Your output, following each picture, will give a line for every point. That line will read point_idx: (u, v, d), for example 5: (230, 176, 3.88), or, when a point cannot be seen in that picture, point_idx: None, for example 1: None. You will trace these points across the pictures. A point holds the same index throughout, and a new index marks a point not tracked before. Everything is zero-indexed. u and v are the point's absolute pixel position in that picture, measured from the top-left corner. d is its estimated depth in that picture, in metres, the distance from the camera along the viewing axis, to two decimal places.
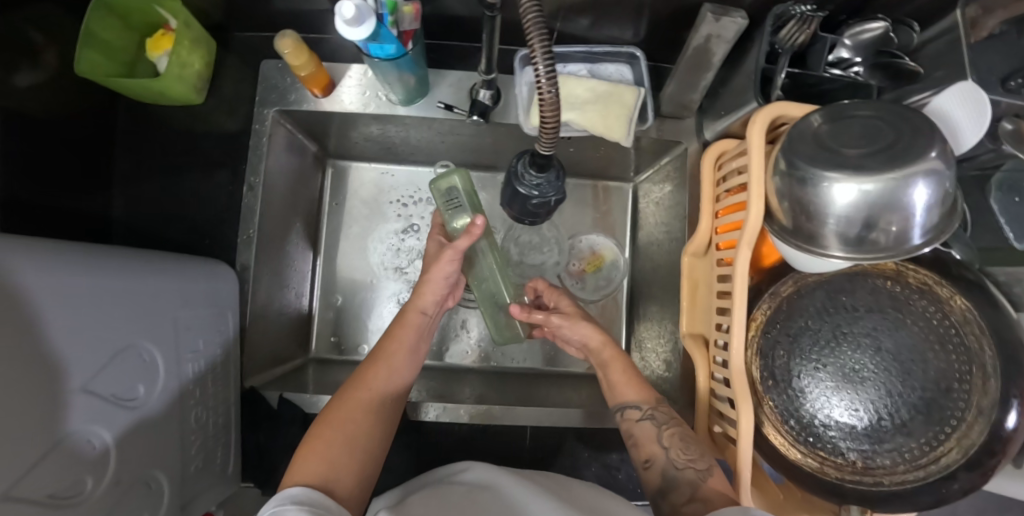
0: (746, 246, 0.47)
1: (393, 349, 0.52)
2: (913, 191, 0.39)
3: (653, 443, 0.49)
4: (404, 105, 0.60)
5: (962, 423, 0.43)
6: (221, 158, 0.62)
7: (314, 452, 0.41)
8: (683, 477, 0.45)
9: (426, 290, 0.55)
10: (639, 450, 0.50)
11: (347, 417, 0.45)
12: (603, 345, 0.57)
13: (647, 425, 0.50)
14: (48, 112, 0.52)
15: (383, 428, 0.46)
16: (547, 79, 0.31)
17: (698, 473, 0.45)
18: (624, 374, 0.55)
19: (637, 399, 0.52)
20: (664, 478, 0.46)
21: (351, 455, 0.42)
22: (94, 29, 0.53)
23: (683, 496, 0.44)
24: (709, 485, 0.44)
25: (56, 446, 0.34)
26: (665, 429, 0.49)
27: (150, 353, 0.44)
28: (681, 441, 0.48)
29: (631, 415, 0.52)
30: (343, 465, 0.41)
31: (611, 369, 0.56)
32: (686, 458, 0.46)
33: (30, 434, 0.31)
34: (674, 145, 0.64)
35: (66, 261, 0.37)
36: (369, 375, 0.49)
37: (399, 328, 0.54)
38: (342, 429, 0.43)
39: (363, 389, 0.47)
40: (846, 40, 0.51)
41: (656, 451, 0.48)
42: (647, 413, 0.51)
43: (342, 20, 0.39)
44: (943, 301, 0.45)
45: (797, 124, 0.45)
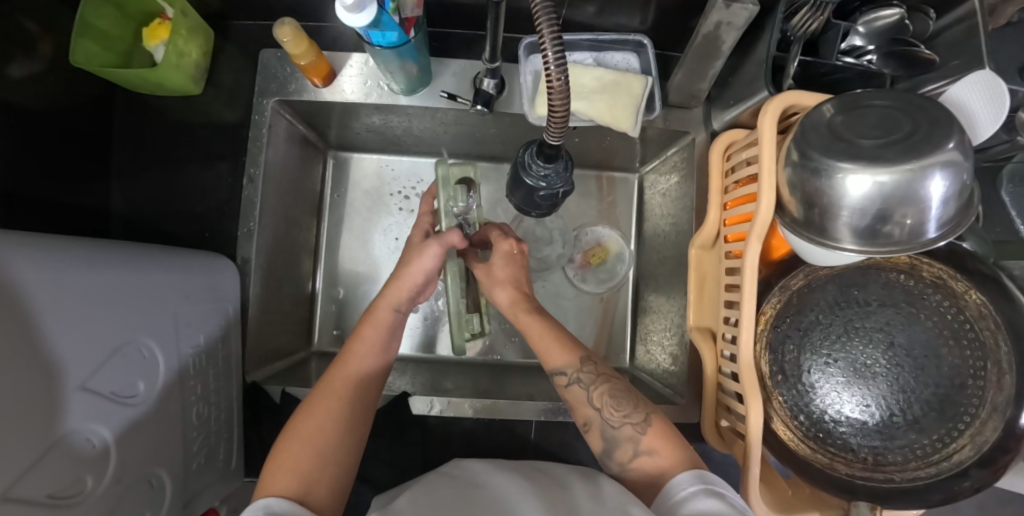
0: (756, 237, 0.46)
1: (358, 347, 0.50)
2: (929, 183, 0.37)
3: (586, 405, 0.50)
4: (406, 94, 0.58)
5: (976, 420, 0.42)
6: (220, 150, 0.61)
7: (288, 465, 0.40)
8: (621, 435, 0.46)
9: (397, 286, 0.55)
10: (577, 413, 0.50)
11: (314, 432, 0.43)
12: (518, 310, 0.56)
13: (576, 389, 0.50)
14: (44, 104, 0.51)
15: (355, 433, 0.45)
16: (556, 65, 0.30)
17: (635, 428, 0.46)
18: (543, 337, 0.53)
19: (563, 365, 0.51)
20: (604, 438, 0.48)
21: (325, 469, 0.41)
22: (89, 18, 0.51)
23: (625, 452, 0.46)
24: (648, 436, 0.45)
25: (53, 447, 0.33)
26: (594, 389, 0.49)
27: (151, 348, 0.43)
28: (612, 399, 0.48)
29: (560, 381, 0.51)
30: (317, 482, 0.40)
31: (530, 335, 0.54)
32: (621, 415, 0.47)
33: (29, 435, 0.31)
34: (681, 136, 0.63)
35: (61, 257, 0.36)
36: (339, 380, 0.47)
37: (365, 330, 0.52)
38: (314, 441, 0.42)
39: (331, 394, 0.46)
40: (861, 27, 0.50)
41: (590, 413, 0.49)
42: (574, 376, 0.50)
43: (341, 6, 0.38)
44: (958, 295, 0.44)
45: (809, 114, 0.43)
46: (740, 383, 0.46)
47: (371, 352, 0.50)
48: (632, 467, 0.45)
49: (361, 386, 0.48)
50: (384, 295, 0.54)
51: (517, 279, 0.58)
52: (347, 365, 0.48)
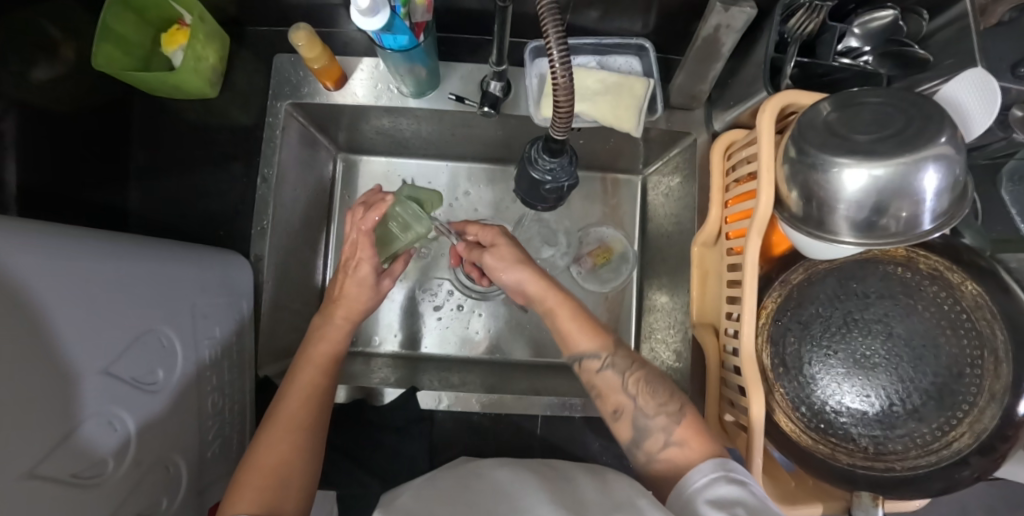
0: (757, 231, 0.47)
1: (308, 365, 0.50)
2: (922, 176, 0.39)
3: (618, 393, 0.49)
4: (415, 97, 0.60)
5: (974, 408, 0.43)
6: (235, 151, 0.63)
7: (249, 490, 0.40)
8: (655, 425, 0.46)
9: (342, 302, 0.54)
10: (607, 402, 0.49)
11: (278, 453, 0.43)
12: (546, 291, 0.52)
13: (609, 374, 0.49)
14: (67, 106, 0.54)
15: (313, 453, 0.45)
16: (561, 63, 0.32)
17: (671, 418, 0.45)
18: (575, 318, 0.51)
19: (593, 349, 0.50)
20: (635, 428, 0.47)
21: (288, 493, 0.41)
22: (110, 23, 0.54)
23: (655, 443, 0.45)
24: (681, 427, 0.45)
25: (78, 429, 0.34)
26: (628, 376, 0.49)
27: (169, 338, 0.45)
28: (648, 387, 0.48)
29: (590, 365, 0.50)
30: (282, 505, 0.40)
31: (558, 316, 0.52)
32: (657, 405, 0.46)
33: (56, 413, 0.32)
34: (683, 137, 0.65)
35: (88, 248, 0.38)
36: (294, 402, 0.46)
37: (315, 354, 0.51)
38: (276, 466, 0.42)
39: (293, 417, 0.45)
40: (857, 28, 0.51)
41: (623, 400, 0.48)
42: (607, 361, 0.50)
43: (356, 10, 0.40)
44: (955, 286, 0.45)
45: (806, 112, 0.45)
46: (743, 375, 0.47)
47: (323, 376, 0.50)
48: (660, 457, 0.45)
49: (318, 406, 0.47)
50: (330, 322, 0.53)
51: (522, 257, 0.55)
52: (300, 387, 0.48)
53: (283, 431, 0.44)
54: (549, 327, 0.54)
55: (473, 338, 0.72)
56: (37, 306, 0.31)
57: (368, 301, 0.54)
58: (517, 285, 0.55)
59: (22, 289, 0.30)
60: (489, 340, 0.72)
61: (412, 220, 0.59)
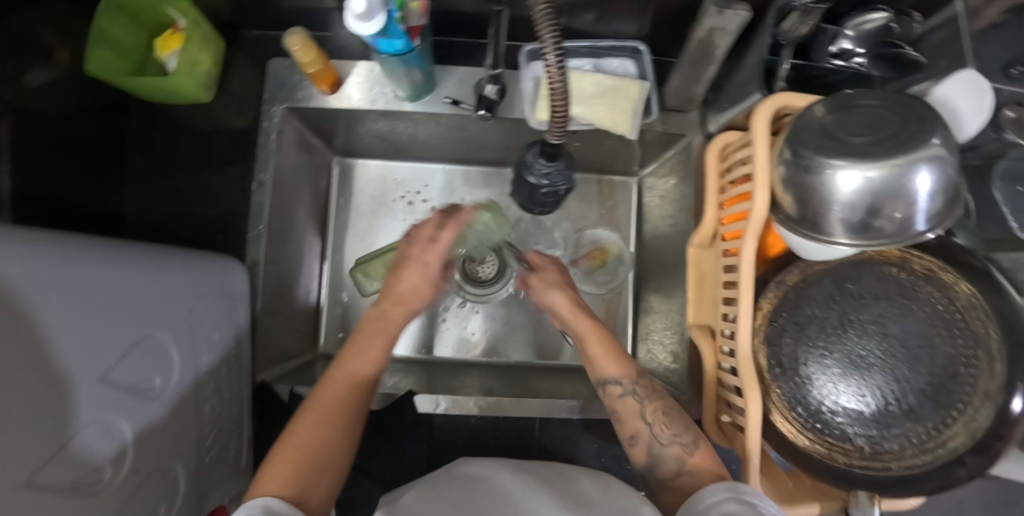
0: (752, 234, 0.48)
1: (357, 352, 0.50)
2: (916, 177, 0.39)
3: (636, 419, 0.49)
4: (410, 101, 0.60)
5: (969, 407, 0.43)
6: (231, 155, 0.63)
7: (279, 472, 0.39)
8: (670, 453, 0.46)
9: (402, 293, 0.55)
10: (624, 426, 0.50)
11: (315, 438, 0.42)
12: (577, 317, 0.56)
13: (630, 401, 0.49)
14: (62, 111, 0.53)
15: (348, 443, 0.44)
16: (557, 69, 0.32)
17: (683, 448, 0.46)
18: (603, 345, 0.53)
19: (616, 374, 0.50)
20: (650, 455, 0.47)
21: (319, 480, 0.40)
22: (104, 28, 0.54)
23: (670, 470, 0.46)
24: (697, 459, 0.46)
25: (76, 436, 0.34)
26: (647, 405, 0.49)
27: (166, 344, 0.45)
28: (665, 416, 0.48)
29: (612, 391, 0.50)
30: (310, 492, 0.39)
31: (587, 341, 0.54)
32: (672, 433, 0.47)
33: (55, 422, 0.32)
34: (677, 138, 0.65)
35: (85, 255, 0.38)
36: (337, 388, 0.46)
37: (364, 342, 0.51)
38: (311, 452, 0.41)
39: (335, 402, 0.45)
40: (850, 30, 0.52)
41: (640, 427, 0.48)
42: (628, 388, 0.50)
43: (353, 15, 0.40)
44: (948, 286, 0.46)
45: (801, 115, 0.45)
46: (739, 376, 0.48)
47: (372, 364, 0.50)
48: (675, 486, 0.45)
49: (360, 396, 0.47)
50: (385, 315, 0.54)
51: (563, 284, 0.60)
52: (345, 373, 0.48)
53: (323, 415, 0.43)
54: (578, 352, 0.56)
55: (470, 341, 0.73)
56: (33, 315, 0.31)
57: (423, 297, 0.57)
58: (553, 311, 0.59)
59: (18, 298, 0.30)
60: (488, 343, 0.73)
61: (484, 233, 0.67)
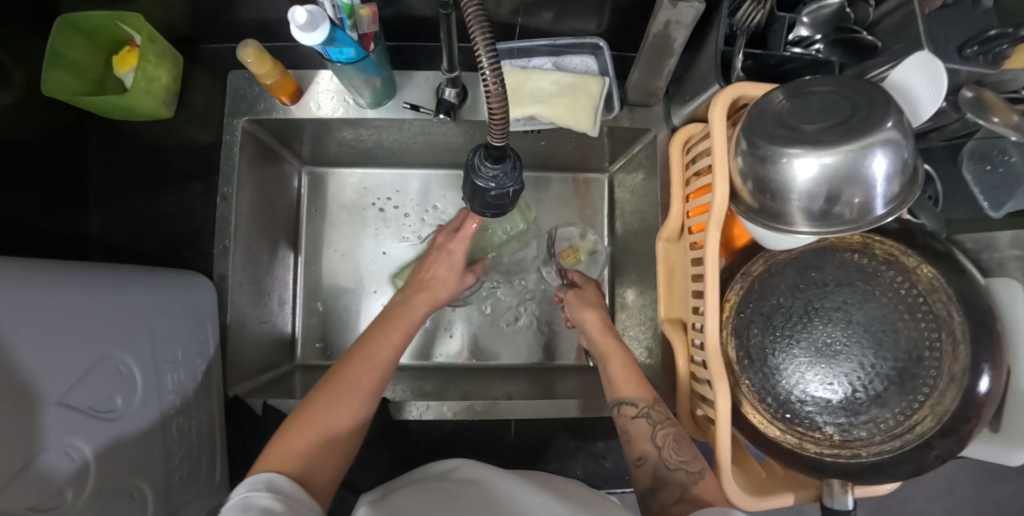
0: (715, 226, 0.47)
1: (385, 335, 0.51)
2: (871, 161, 0.39)
3: (646, 441, 0.48)
4: (372, 108, 0.60)
5: (935, 390, 0.43)
6: (195, 170, 0.62)
7: (289, 446, 0.40)
8: (676, 479, 0.45)
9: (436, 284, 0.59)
10: (632, 447, 0.49)
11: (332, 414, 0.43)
12: (603, 338, 0.58)
13: (643, 423, 0.49)
14: (21, 133, 0.53)
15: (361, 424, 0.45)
16: (491, 70, 0.31)
17: (689, 476, 0.45)
18: (624, 368, 0.54)
19: (635, 396, 0.51)
20: (655, 477, 0.46)
21: (327, 458, 0.41)
22: (58, 49, 0.54)
23: (671, 496, 0.44)
24: (699, 487, 0.44)
25: (35, 459, 0.34)
26: (659, 429, 0.49)
27: (128, 364, 0.44)
28: (676, 442, 0.48)
29: (626, 411, 0.50)
30: (315, 469, 0.40)
31: (611, 364, 0.55)
32: (680, 460, 0.46)
33: (11, 447, 0.32)
34: (643, 133, 0.65)
35: (38, 278, 0.38)
36: (358, 365, 0.47)
37: (393, 327, 0.53)
38: (327, 426, 0.42)
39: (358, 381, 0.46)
40: (805, 17, 0.51)
41: (649, 449, 0.48)
42: (643, 411, 0.50)
43: (295, 26, 0.40)
44: (910, 270, 0.45)
45: (759, 102, 0.45)
46: (708, 369, 0.47)
47: (397, 348, 0.51)
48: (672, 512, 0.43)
49: (381, 377, 0.48)
50: (411, 302, 0.57)
51: (596, 305, 0.62)
52: (372, 353, 0.49)
53: (339, 393, 0.44)
54: (602, 375, 0.57)
55: (448, 344, 0.72)
56: None
57: (450, 288, 0.60)
58: (583, 328, 0.61)
59: None
60: (467, 346, 0.73)
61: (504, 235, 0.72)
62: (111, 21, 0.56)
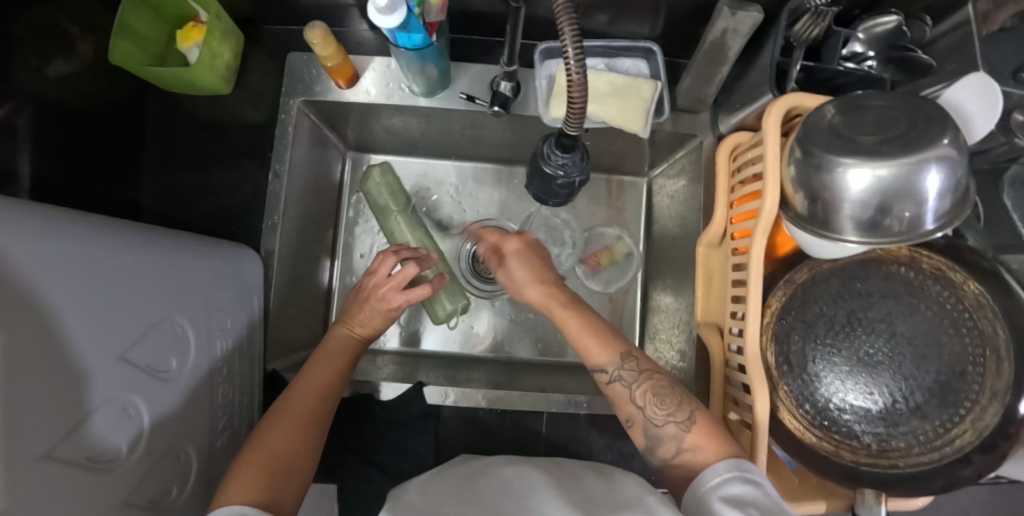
0: (762, 232, 0.48)
1: (323, 365, 0.52)
2: (926, 177, 0.40)
3: (628, 404, 0.49)
4: (425, 96, 0.61)
5: (976, 405, 0.44)
6: (246, 147, 0.64)
7: (243, 482, 0.40)
8: (666, 433, 0.45)
9: (364, 318, 0.57)
10: (620, 410, 0.50)
11: (282, 446, 0.44)
12: (546, 301, 0.55)
13: (619, 386, 0.49)
14: (83, 98, 0.54)
15: (315, 447, 0.46)
16: (576, 61, 0.33)
17: (680, 427, 0.45)
18: (582, 331, 0.52)
19: (604, 362, 0.50)
20: (648, 436, 0.47)
21: (288, 482, 0.42)
22: (128, 20, 0.55)
23: (669, 449, 0.45)
24: (693, 433, 0.44)
25: (85, 421, 0.34)
26: (637, 387, 0.48)
27: (182, 327, 0.45)
28: (656, 398, 0.47)
29: (601, 378, 0.50)
30: (278, 495, 0.41)
31: (571, 333, 0.53)
32: (665, 414, 0.46)
33: (70, 401, 0.32)
34: (689, 139, 0.66)
35: (108, 236, 0.39)
36: (305, 391, 0.49)
37: (328, 355, 0.54)
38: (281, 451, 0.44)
39: (299, 413, 0.47)
40: (861, 34, 0.52)
41: (633, 411, 0.48)
42: (615, 374, 0.49)
43: (375, 8, 0.41)
44: (957, 286, 0.46)
45: (811, 116, 0.46)
46: (747, 374, 0.48)
47: (334, 373, 0.52)
48: (676, 464, 0.45)
49: (323, 404, 0.49)
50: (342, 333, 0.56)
51: (536, 268, 0.57)
52: (314, 384, 0.50)
53: (289, 423, 0.46)
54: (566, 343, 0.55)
55: (476, 336, 0.73)
56: (38, 296, 0.30)
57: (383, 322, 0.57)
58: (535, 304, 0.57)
59: (17, 277, 0.28)
60: (490, 339, 0.72)
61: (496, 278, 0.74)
62: None
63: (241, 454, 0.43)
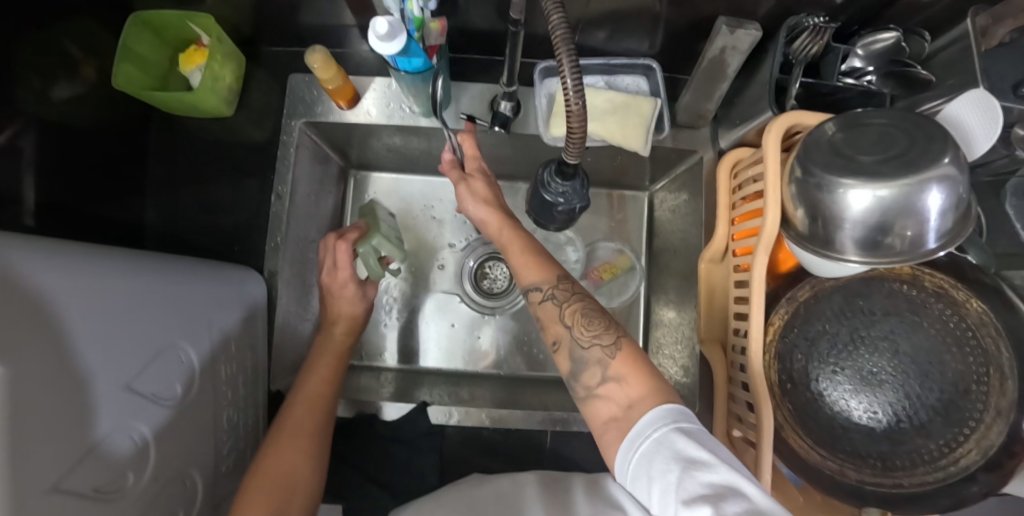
0: (764, 251, 0.48)
1: (314, 377, 0.54)
2: (927, 196, 0.40)
3: (556, 324, 0.46)
4: (426, 116, 0.62)
5: (981, 424, 0.44)
6: (249, 168, 0.64)
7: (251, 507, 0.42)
8: (590, 357, 0.43)
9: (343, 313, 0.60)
10: (547, 332, 0.47)
11: (287, 472, 0.45)
12: (500, 229, 0.54)
13: (550, 305, 0.47)
14: (86, 123, 0.55)
15: (317, 461, 0.48)
16: (574, 90, 0.33)
17: (604, 351, 0.43)
18: (523, 255, 0.51)
19: (538, 281, 0.48)
20: (573, 359, 0.44)
21: (294, 500, 0.44)
22: (130, 43, 0.56)
23: (593, 377, 0.42)
24: (618, 362, 0.42)
25: (92, 454, 0.34)
26: (566, 308, 0.46)
27: (187, 353, 0.45)
28: (584, 318, 0.45)
29: (534, 297, 0.48)
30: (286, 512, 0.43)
31: (510, 253, 0.52)
32: (592, 336, 0.44)
33: (77, 434, 0.32)
34: (689, 154, 0.66)
35: (107, 266, 0.39)
36: (302, 408, 0.51)
37: (318, 365, 0.55)
38: (285, 474, 0.45)
39: (298, 431, 0.49)
40: (859, 50, 0.53)
41: (560, 331, 0.46)
42: (548, 293, 0.47)
43: (376, 35, 0.42)
44: (959, 304, 0.46)
45: (812, 132, 0.46)
46: (752, 392, 0.48)
47: (325, 385, 0.54)
48: (599, 393, 0.42)
49: (320, 417, 0.51)
50: (327, 338, 0.59)
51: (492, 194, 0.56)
52: (309, 401, 0.51)
53: (288, 442, 0.48)
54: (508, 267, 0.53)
55: (480, 352, 0.72)
56: (48, 331, 0.30)
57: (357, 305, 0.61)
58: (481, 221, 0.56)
59: (31, 311, 0.29)
60: (493, 354, 0.72)
61: (502, 289, 0.74)
62: (181, 20, 0.58)
63: (245, 480, 0.44)
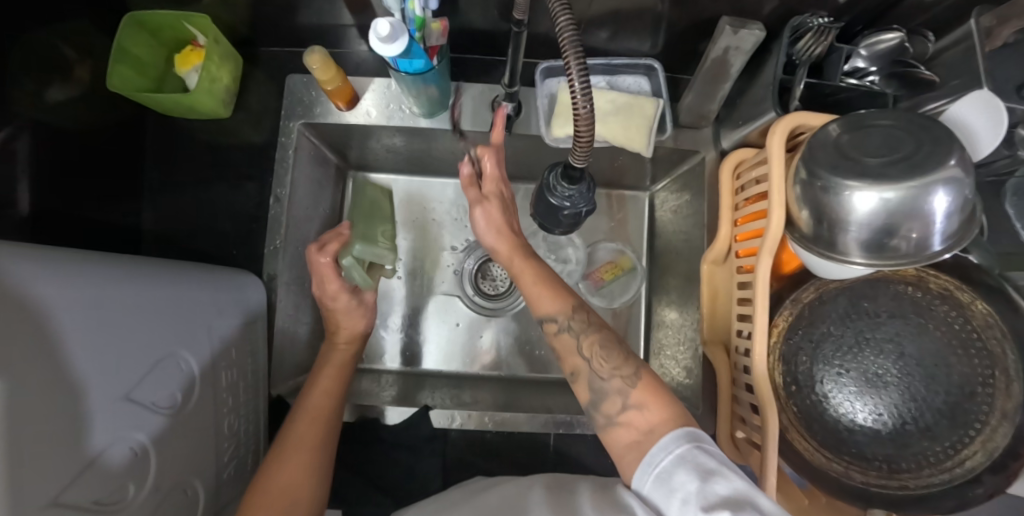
0: (768, 253, 0.48)
1: (319, 390, 0.54)
2: (934, 199, 0.39)
3: (574, 355, 0.47)
4: (426, 117, 0.61)
5: (986, 426, 0.44)
6: (247, 171, 0.64)
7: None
8: (610, 387, 0.43)
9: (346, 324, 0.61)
10: (565, 364, 0.48)
11: (290, 487, 0.45)
12: (510, 255, 0.54)
13: (567, 337, 0.47)
14: (81, 126, 0.54)
15: (321, 475, 0.47)
16: (582, 93, 0.33)
17: (625, 381, 0.42)
18: (537, 284, 0.51)
19: (554, 311, 0.49)
20: (591, 389, 0.44)
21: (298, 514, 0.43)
22: (125, 45, 0.55)
23: (614, 405, 0.42)
24: (639, 391, 0.42)
25: (91, 466, 0.33)
26: (584, 339, 0.47)
27: (187, 361, 0.45)
28: (603, 350, 0.45)
29: (549, 328, 0.49)
30: None
31: (523, 281, 0.52)
32: (611, 368, 0.44)
33: (76, 445, 0.32)
34: (691, 155, 0.65)
35: (105, 275, 0.38)
36: (306, 422, 0.50)
37: (323, 378, 0.55)
38: (289, 487, 0.44)
39: (303, 443, 0.48)
40: (863, 50, 0.52)
41: (579, 363, 0.46)
42: (564, 325, 0.48)
43: (377, 37, 0.41)
44: (965, 306, 0.46)
45: (816, 133, 0.45)
46: (756, 395, 0.48)
47: (328, 398, 0.53)
48: (620, 422, 0.41)
49: (325, 430, 0.50)
50: (330, 352, 0.59)
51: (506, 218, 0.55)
52: (313, 413, 0.51)
53: (291, 455, 0.47)
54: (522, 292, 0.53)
55: (481, 354, 0.72)
56: (44, 342, 0.30)
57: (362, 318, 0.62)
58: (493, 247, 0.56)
59: (26, 323, 0.29)
60: (494, 356, 0.72)
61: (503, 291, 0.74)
62: (177, 21, 0.57)
63: (249, 494, 0.44)
